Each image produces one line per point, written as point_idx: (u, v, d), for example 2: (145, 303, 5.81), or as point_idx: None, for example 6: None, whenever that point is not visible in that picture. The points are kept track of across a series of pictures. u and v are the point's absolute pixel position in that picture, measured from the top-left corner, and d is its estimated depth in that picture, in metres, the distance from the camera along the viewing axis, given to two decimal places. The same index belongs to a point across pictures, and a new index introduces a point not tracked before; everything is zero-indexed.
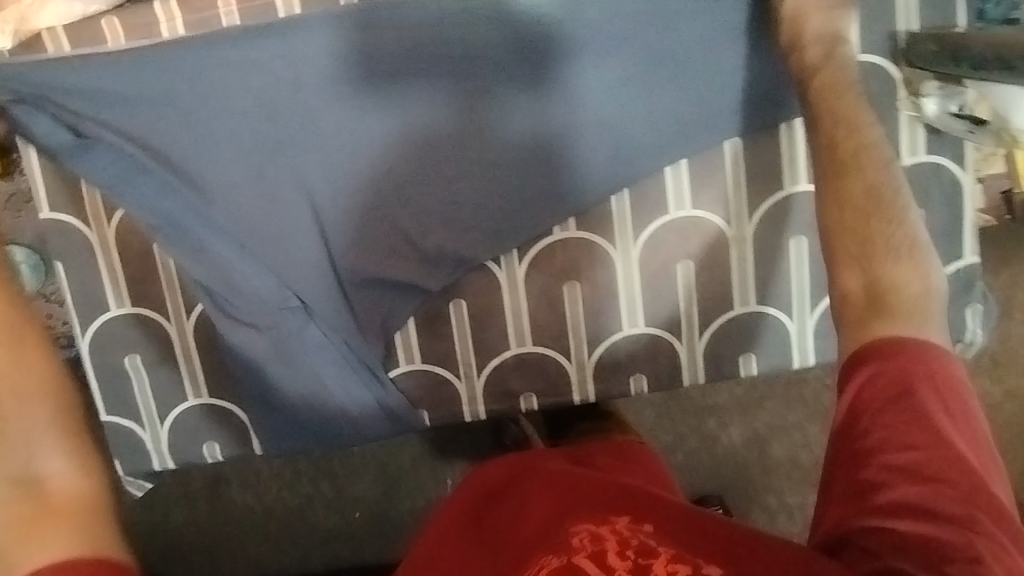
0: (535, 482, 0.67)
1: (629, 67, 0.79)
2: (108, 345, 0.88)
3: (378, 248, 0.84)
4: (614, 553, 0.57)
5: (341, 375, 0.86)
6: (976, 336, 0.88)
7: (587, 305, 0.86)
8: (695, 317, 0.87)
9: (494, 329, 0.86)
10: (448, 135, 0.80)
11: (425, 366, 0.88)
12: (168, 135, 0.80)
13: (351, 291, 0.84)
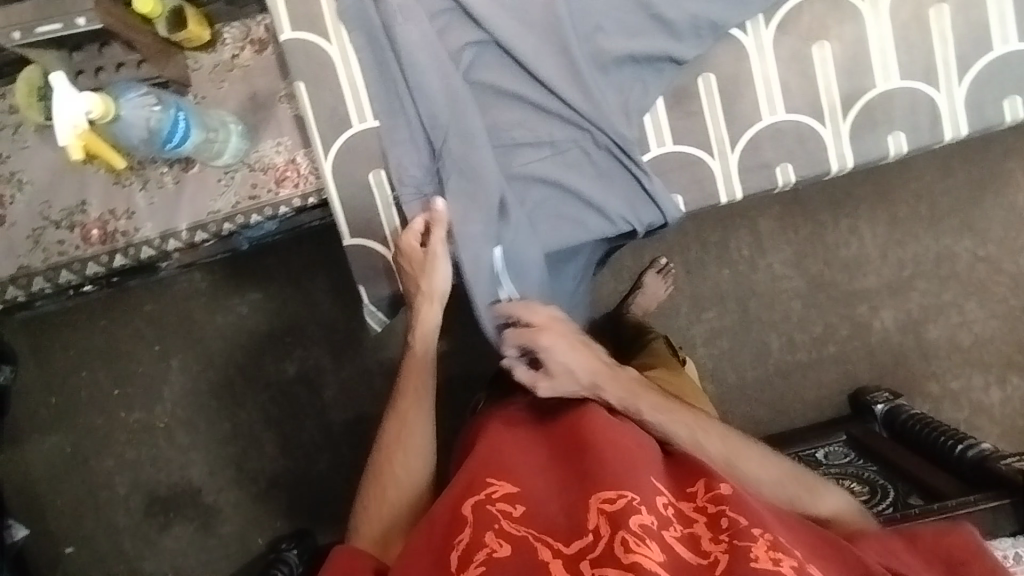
0: (627, 433, 0.78)
1: None
2: (351, 161, 0.89)
3: (615, 16, 0.83)
4: (709, 539, 0.64)
5: (593, 164, 0.86)
6: None
7: (842, 60, 0.83)
8: (952, 63, 0.83)
9: (744, 98, 0.85)
10: None
11: (678, 147, 0.87)
12: None
13: (596, 61, 0.83)
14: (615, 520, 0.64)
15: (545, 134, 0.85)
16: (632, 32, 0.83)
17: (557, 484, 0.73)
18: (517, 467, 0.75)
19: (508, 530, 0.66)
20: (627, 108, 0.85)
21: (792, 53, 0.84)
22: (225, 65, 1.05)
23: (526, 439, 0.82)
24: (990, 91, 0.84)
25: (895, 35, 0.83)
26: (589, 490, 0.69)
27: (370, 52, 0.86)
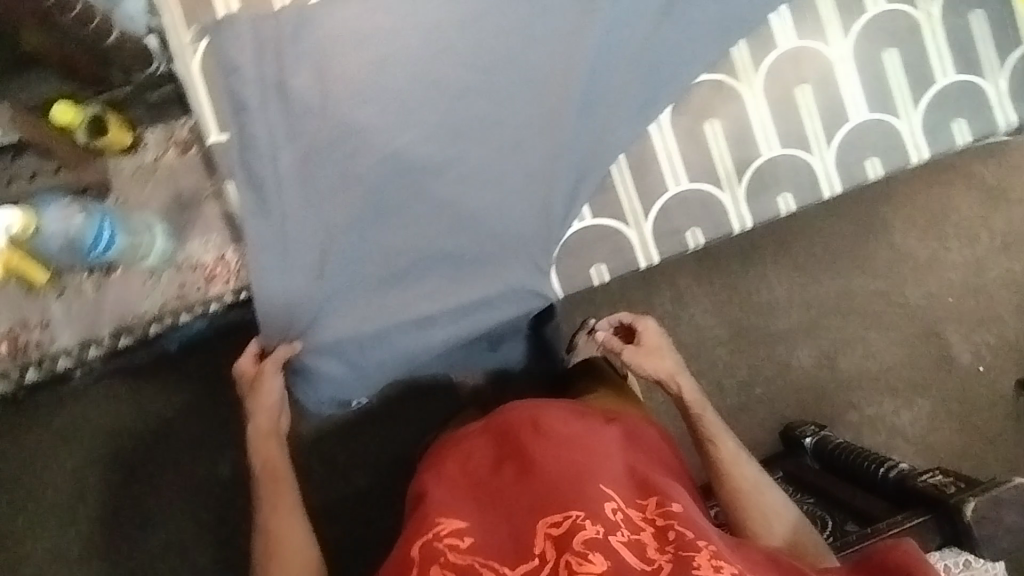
0: (581, 450, 0.81)
1: None
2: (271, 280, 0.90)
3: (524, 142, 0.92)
4: (655, 548, 0.72)
5: (505, 292, 0.93)
6: (1011, 120, 0.98)
7: (731, 135, 0.95)
8: (820, 133, 0.96)
9: (651, 173, 0.94)
10: (569, 25, 0.93)
11: (597, 220, 0.93)
12: (309, 79, 0.88)
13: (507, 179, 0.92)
14: (561, 544, 0.71)
15: (452, 279, 0.92)
16: (528, 174, 0.92)
17: (507, 505, 0.77)
18: (468, 499, 0.78)
19: (455, 562, 0.71)
20: (533, 256, 0.93)
21: (685, 132, 0.94)
22: (147, 168, 1.06)
23: (478, 458, 0.83)
24: (855, 155, 0.97)
25: (769, 113, 0.95)
26: (540, 509, 0.75)
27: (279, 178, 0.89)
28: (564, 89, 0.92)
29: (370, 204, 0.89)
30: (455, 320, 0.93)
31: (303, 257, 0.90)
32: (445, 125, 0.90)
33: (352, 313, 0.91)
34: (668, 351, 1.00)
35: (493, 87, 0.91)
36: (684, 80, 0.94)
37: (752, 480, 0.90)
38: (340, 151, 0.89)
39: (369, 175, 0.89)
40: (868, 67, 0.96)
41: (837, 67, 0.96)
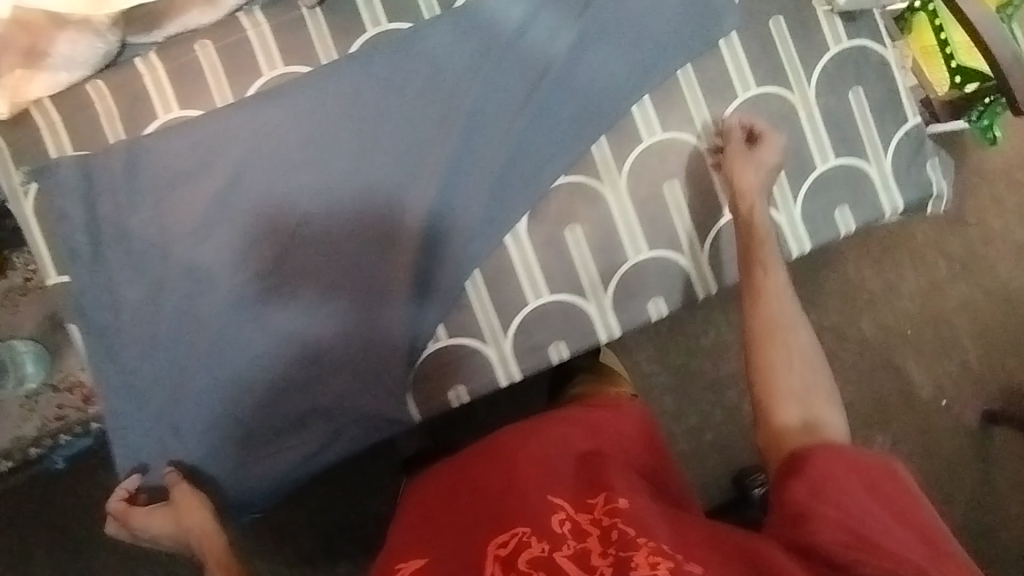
0: (533, 456, 0.73)
1: (571, 39, 0.88)
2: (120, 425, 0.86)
3: (377, 266, 0.89)
4: (597, 554, 0.61)
5: (362, 425, 0.91)
6: (896, 207, 0.92)
7: (593, 240, 0.90)
8: (692, 233, 0.91)
9: (509, 286, 0.90)
10: (419, 138, 0.88)
11: (454, 339, 0.90)
12: (146, 216, 0.85)
13: (362, 307, 0.89)
14: (508, 565, 0.61)
15: (305, 418, 0.89)
16: (380, 303, 0.89)
17: (450, 535, 0.68)
18: (432, 530, 0.70)
19: None
20: (389, 388, 0.89)
21: (545, 240, 0.90)
22: (19, 289, 1.05)
23: (438, 484, 0.76)
24: (729, 252, 0.92)
25: (633, 214, 0.90)
26: (485, 531, 0.66)
27: (123, 318, 0.86)
28: (412, 211, 0.88)
29: (219, 341, 0.87)
30: (317, 452, 0.90)
31: (145, 397, 0.87)
32: (291, 257, 0.88)
33: (205, 449, 0.88)
34: (761, 204, 0.85)
35: (341, 214, 0.88)
36: (541, 187, 0.89)
37: (790, 320, 0.77)
38: (184, 287, 0.86)
39: (211, 314, 0.86)
40: (740, 160, 0.91)
41: (706, 160, 0.90)
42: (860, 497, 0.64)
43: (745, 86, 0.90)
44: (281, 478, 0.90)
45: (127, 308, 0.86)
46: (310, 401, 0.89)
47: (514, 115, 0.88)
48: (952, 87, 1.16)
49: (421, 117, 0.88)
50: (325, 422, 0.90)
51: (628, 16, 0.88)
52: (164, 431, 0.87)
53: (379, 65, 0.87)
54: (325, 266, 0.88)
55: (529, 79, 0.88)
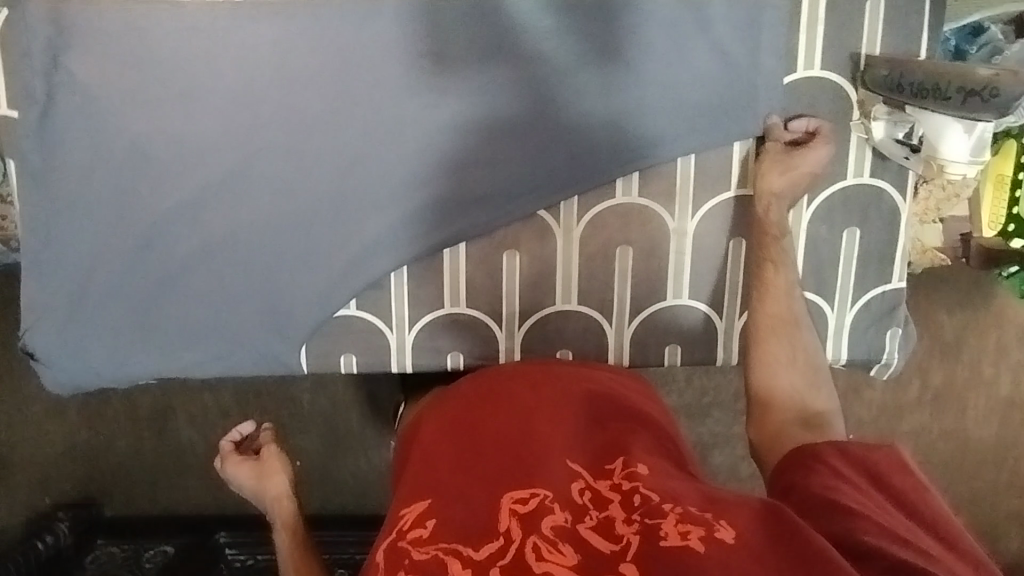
0: (540, 412, 0.70)
1: (581, 63, 0.83)
2: (35, 273, 0.89)
3: (314, 215, 0.87)
4: (621, 520, 0.59)
5: (254, 357, 0.92)
6: (841, 357, 0.88)
7: (527, 272, 0.87)
8: (627, 302, 0.88)
9: (431, 284, 0.88)
10: (396, 103, 0.84)
11: (362, 313, 0.90)
12: (106, 83, 0.83)
13: (287, 248, 0.88)
14: (527, 523, 0.59)
15: (204, 331, 0.91)
16: (307, 251, 0.88)
17: (456, 479, 0.64)
18: (441, 467, 0.66)
19: (417, 561, 0.58)
20: (288, 334, 0.90)
21: (484, 252, 0.87)
22: None
23: (445, 418, 0.72)
24: (658, 335, 0.89)
25: (578, 261, 0.87)
26: (498, 488, 0.63)
27: (59, 173, 0.86)
28: (369, 178, 0.86)
29: (147, 227, 0.88)
30: (205, 363, 0.92)
31: (64, 255, 0.89)
32: (241, 177, 0.86)
33: (110, 323, 0.91)
34: (789, 267, 0.80)
35: (298, 149, 0.85)
36: (501, 204, 0.86)
37: (797, 313, 0.79)
38: (125, 164, 0.86)
39: (149, 203, 0.87)
40: (704, 253, 0.87)
41: (670, 240, 0.86)
42: (863, 482, 0.65)
43: (743, 182, 0.85)
44: (167, 372, 0.93)
45: (65, 165, 0.86)
46: (215, 315, 0.90)
47: (500, 122, 0.85)
48: (1000, 234, 1.00)
49: (408, 86, 0.84)
50: (218, 340, 0.91)
51: (643, 60, 0.82)
52: (74, 293, 0.90)
53: (378, 12, 0.82)
54: (266, 194, 0.86)
55: (523, 85, 0.84)
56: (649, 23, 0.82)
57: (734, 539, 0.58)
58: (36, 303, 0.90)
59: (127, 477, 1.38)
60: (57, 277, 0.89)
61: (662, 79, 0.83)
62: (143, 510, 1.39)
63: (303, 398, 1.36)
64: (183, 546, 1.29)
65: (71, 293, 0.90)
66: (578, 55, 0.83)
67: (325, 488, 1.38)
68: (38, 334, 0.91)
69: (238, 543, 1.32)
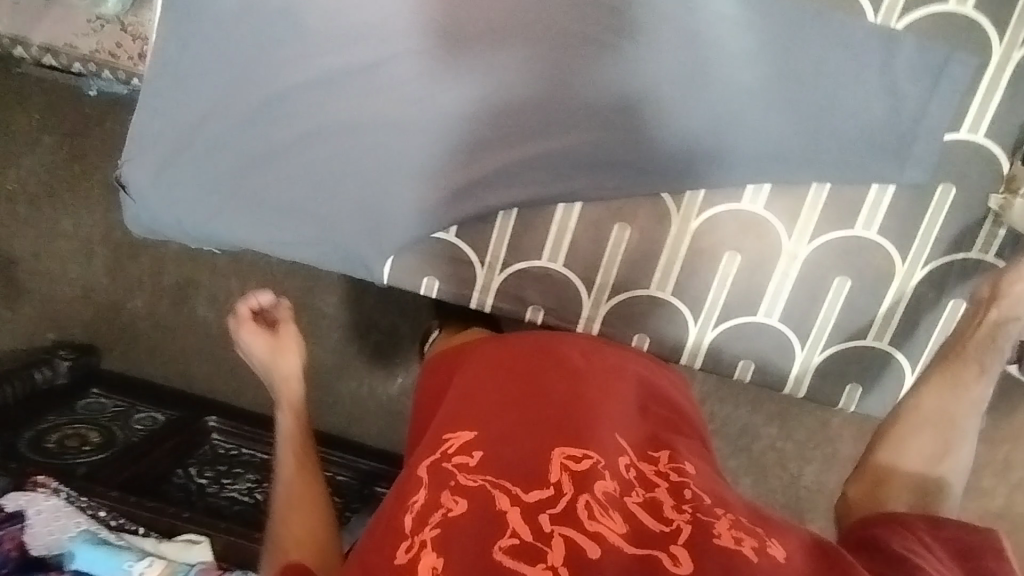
0: (594, 382, 0.71)
1: (755, 58, 0.81)
2: (149, 105, 0.87)
3: (443, 130, 0.85)
4: (671, 506, 0.59)
5: (337, 254, 0.91)
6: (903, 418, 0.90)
7: (631, 250, 0.87)
8: (718, 307, 0.88)
9: (535, 233, 0.88)
10: (558, 45, 0.83)
11: (459, 241, 0.89)
12: None
13: (406, 156, 0.86)
14: (579, 482, 0.60)
15: (296, 214, 0.89)
16: (425, 165, 0.86)
17: (510, 422, 0.65)
18: (490, 406, 0.68)
19: (463, 485, 0.60)
20: (380, 241, 0.89)
21: (597, 216, 0.86)
22: None
23: (496, 362, 0.73)
24: (737, 346, 0.89)
25: (685, 252, 0.87)
26: (549, 440, 0.64)
27: (206, 15, 0.84)
28: (504, 112, 0.84)
29: (273, 94, 0.86)
30: (289, 243, 0.91)
31: (182, 98, 0.87)
32: (378, 73, 0.85)
33: (206, 177, 0.89)
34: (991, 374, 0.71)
35: (447, 61, 0.84)
36: (622, 176, 0.85)
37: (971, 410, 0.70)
38: (273, 24, 0.84)
39: (280, 71, 0.85)
40: (810, 282, 0.86)
41: (781, 260, 0.86)
42: (939, 557, 0.58)
43: (868, 225, 0.84)
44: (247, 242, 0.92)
45: (215, 9, 0.84)
46: (314, 200, 0.88)
47: (655, 95, 0.83)
48: None
49: (570, 34, 0.82)
50: (309, 225, 0.90)
51: (817, 75, 0.80)
52: (180, 137, 0.88)
53: None
54: (401, 97, 0.85)
55: (689, 65, 0.82)
56: (823, 42, 0.80)
57: (785, 558, 0.55)
58: (141, 135, 0.88)
59: (135, 334, 1.39)
60: (169, 116, 0.87)
61: (830, 98, 0.81)
62: (142, 370, 1.40)
63: (325, 309, 1.34)
64: (174, 417, 1.27)
65: (176, 136, 0.88)
66: (753, 51, 0.81)
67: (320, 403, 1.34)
68: (134, 167, 0.89)
69: (226, 432, 1.27)
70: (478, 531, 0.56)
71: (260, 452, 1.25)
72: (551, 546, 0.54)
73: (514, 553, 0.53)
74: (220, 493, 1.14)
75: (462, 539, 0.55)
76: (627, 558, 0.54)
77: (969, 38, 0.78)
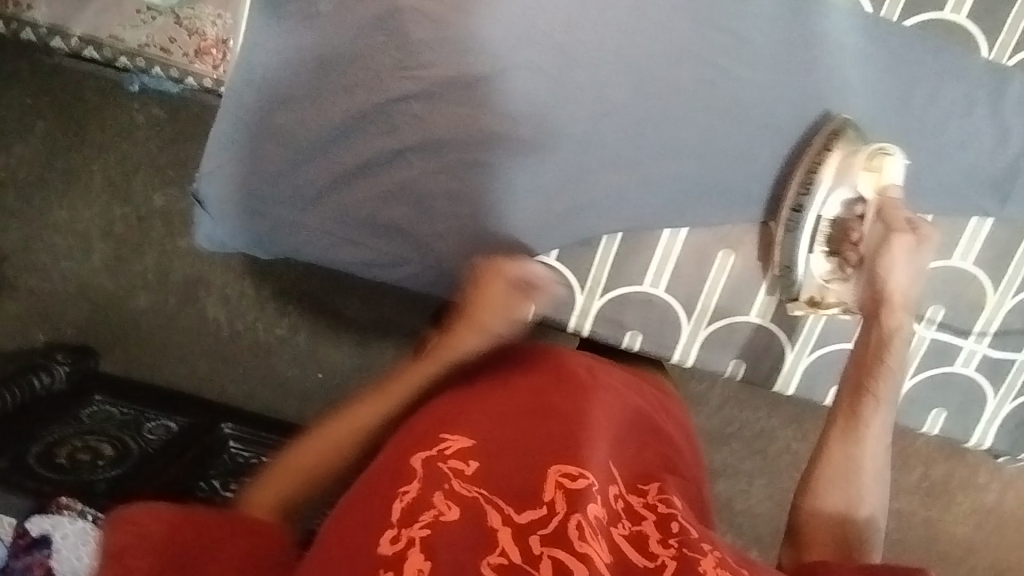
0: (596, 409, 0.68)
1: (866, 92, 0.82)
2: (237, 110, 0.82)
3: (551, 151, 0.83)
4: (656, 541, 0.58)
5: (433, 271, 0.88)
6: (983, 441, 0.92)
7: (735, 277, 0.86)
8: (814, 334, 0.88)
9: (638, 258, 0.86)
10: (676, 67, 0.81)
11: (559, 264, 0.87)
12: None
13: (511, 175, 0.83)
14: (573, 500, 0.57)
15: (394, 231, 0.86)
16: (530, 185, 0.84)
17: (507, 433, 0.62)
18: (482, 415, 0.64)
19: (457, 492, 0.56)
20: (477, 262, 0.86)
21: (702, 242, 0.86)
22: None
23: (490, 375, 0.70)
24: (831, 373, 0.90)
25: (787, 280, 0.87)
26: (544, 458, 0.60)
27: (307, 20, 0.79)
28: (625, 131, 0.82)
29: (374, 105, 0.81)
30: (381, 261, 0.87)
31: (273, 105, 0.81)
32: (489, 88, 0.81)
33: (295, 189, 0.84)
34: (888, 405, 0.72)
35: (561, 80, 0.81)
36: (733, 201, 0.84)
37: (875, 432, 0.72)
38: (378, 33, 0.79)
39: (383, 82, 0.80)
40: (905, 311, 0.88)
41: None
42: None
43: (964, 256, 0.85)
44: (335, 257, 0.88)
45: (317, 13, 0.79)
46: (410, 217, 0.85)
47: (768, 122, 0.82)
48: None
49: (696, 57, 0.81)
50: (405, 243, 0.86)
51: (926, 111, 0.82)
52: (268, 146, 0.82)
53: None
54: (510, 114, 0.82)
55: (804, 94, 0.82)
56: (941, 76, 0.81)
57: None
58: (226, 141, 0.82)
59: (139, 336, 1.25)
60: (257, 124, 0.82)
61: (936, 133, 0.82)
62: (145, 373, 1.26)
63: (347, 314, 1.23)
64: (189, 426, 1.14)
65: (264, 144, 0.82)
66: (866, 83, 0.82)
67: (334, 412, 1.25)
68: (216, 174, 0.83)
69: (245, 439, 1.14)
70: (468, 538, 0.53)
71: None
72: (541, 570, 0.52)
73: (503, 572, 0.51)
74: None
75: (450, 545, 0.52)
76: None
77: None
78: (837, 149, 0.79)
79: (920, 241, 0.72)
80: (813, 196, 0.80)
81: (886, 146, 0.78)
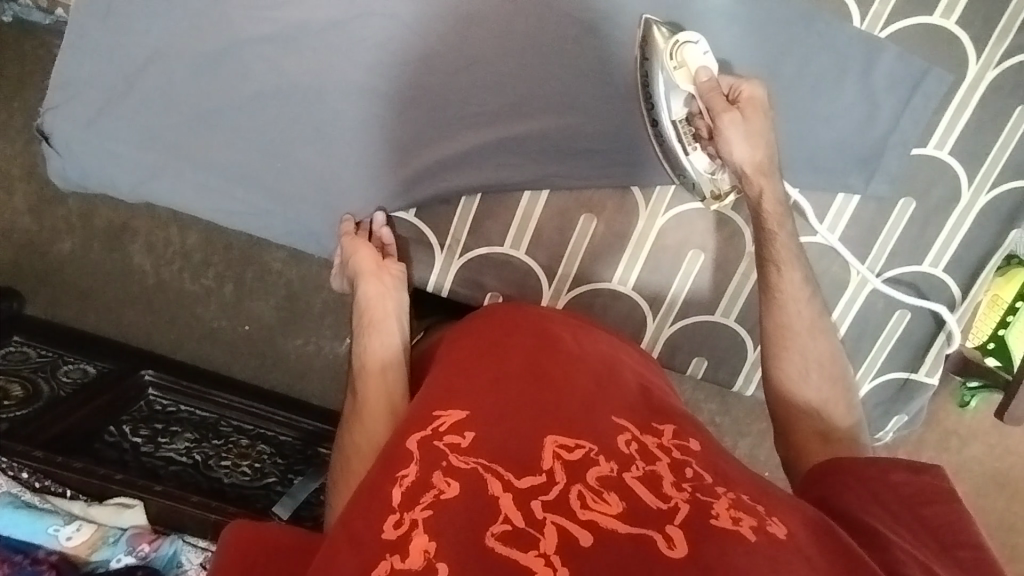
0: (587, 366, 0.66)
1: (738, 61, 0.78)
2: (81, 50, 0.79)
3: (407, 103, 0.80)
4: (670, 483, 0.53)
5: (286, 222, 0.85)
6: None
7: (596, 241, 0.85)
8: (676, 305, 0.88)
9: (499, 218, 0.85)
10: (534, 23, 0.78)
11: (418, 220, 0.86)
12: None
13: (365, 126, 0.81)
14: (572, 469, 0.53)
15: (249, 181, 0.83)
16: (389, 137, 0.81)
17: (501, 405, 0.59)
18: (469, 388, 0.62)
19: (454, 465, 0.53)
20: (334, 215, 0.84)
21: (565, 205, 0.84)
22: None
23: (483, 351, 0.68)
24: (693, 345, 0.90)
25: (648, 249, 0.86)
26: (543, 426, 0.57)
27: None
28: (480, 86, 0.79)
29: (220, 45, 0.78)
30: (236, 211, 0.84)
31: (121, 44, 0.78)
32: (345, 32, 0.78)
33: (143, 133, 0.81)
34: (797, 266, 0.71)
35: (413, 27, 0.78)
36: (598, 163, 0.82)
37: (808, 323, 0.70)
38: None
39: (235, 22, 0.78)
40: None
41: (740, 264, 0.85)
42: (893, 518, 0.56)
43: (831, 229, 0.83)
44: (189, 205, 0.84)
45: None
46: (264, 164, 0.82)
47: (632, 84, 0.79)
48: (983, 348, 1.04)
49: (559, 13, 0.77)
50: (259, 192, 0.83)
51: (797, 79, 0.78)
52: (115, 87, 0.80)
53: None
54: (363, 61, 0.79)
55: None
56: (810, 45, 0.77)
57: (787, 537, 0.50)
58: (70, 82, 0.79)
59: (59, 280, 1.17)
60: (103, 64, 0.79)
61: (806, 101, 0.79)
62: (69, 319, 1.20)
63: (272, 268, 1.16)
64: (108, 369, 1.09)
65: (110, 84, 0.80)
66: (736, 48, 0.78)
67: (262, 365, 1.21)
68: (59, 115, 0.80)
69: (164, 386, 1.10)
70: (470, 514, 0.49)
71: (202, 411, 1.09)
72: (545, 535, 0.47)
73: (507, 540, 0.47)
74: (157, 453, 0.99)
75: (454, 524, 0.48)
76: (624, 540, 0.48)
77: (947, 53, 0.77)
78: (655, 55, 0.75)
79: (744, 108, 0.71)
80: (658, 105, 0.76)
81: (684, 34, 0.73)
